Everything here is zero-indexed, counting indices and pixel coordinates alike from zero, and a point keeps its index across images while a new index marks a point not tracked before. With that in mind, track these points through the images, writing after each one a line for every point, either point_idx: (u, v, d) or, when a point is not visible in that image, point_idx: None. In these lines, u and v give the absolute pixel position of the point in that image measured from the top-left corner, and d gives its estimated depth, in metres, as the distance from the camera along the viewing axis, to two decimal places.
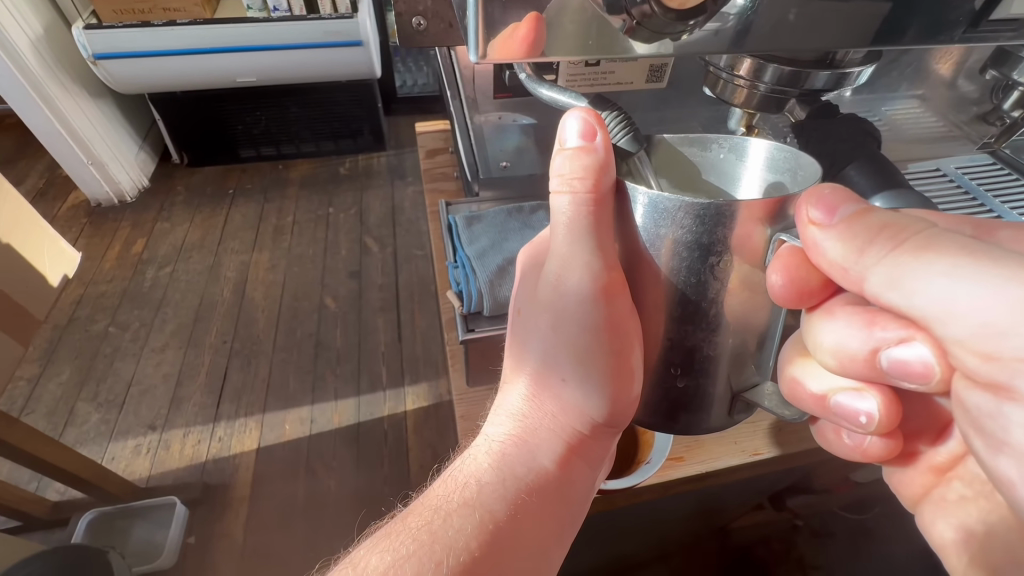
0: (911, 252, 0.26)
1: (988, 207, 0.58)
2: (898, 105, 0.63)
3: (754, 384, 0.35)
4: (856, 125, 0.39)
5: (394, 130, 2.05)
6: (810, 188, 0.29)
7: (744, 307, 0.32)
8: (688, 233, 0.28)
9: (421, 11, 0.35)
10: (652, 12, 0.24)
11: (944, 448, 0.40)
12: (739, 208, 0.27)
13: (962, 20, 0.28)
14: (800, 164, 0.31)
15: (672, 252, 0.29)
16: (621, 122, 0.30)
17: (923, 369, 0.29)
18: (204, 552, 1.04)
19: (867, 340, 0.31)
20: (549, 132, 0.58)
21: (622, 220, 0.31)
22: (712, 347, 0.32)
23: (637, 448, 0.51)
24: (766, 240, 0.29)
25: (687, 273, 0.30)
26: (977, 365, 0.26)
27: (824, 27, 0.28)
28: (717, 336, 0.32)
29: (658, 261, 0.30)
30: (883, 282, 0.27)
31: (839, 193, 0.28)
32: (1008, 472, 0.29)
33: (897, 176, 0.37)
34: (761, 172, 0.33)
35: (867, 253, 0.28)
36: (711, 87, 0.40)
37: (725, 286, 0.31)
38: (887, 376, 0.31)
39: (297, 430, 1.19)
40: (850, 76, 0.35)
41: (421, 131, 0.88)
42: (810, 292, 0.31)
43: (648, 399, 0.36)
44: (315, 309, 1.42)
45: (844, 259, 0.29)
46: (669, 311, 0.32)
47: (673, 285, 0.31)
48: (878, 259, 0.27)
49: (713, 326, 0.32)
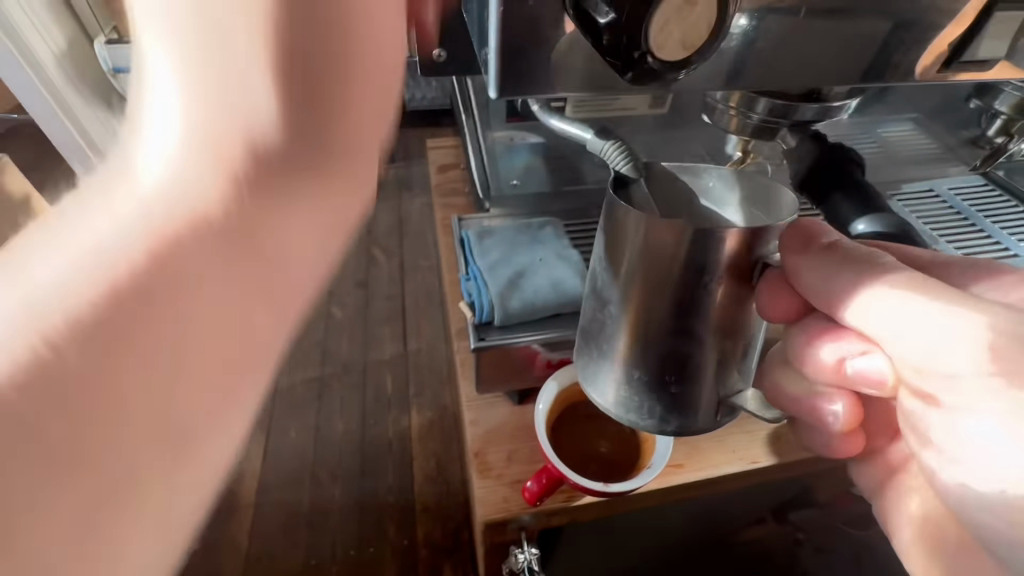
0: (870, 278, 0.30)
1: (981, 228, 0.61)
2: (891, 128, 0.67)
3: (737, 391, 0.38)
4: (841, 151, 0.40)
5: (402, 142, 2.08)
6: (791, 223, 0.34)
7: (732, 320, 0.35)
8: (687, 255, 0.32)
9: (441, 45, 0.38)
10: (644, 61, 0.27)
11: (899, 447, 0.42)
12: (724, 231, 0.32)
13: (939, 63, 0.33)
14: (782, 195, 0.34)
15: (672, 270, 0.33)
16: (622, 152, 0.34)
17: (878, 378, 0.32)
18: (208, 557, 1.07)
19: (833, 349, 0.34)
20: (559, 151, 0.61)
21: (609, 247, 0.35)
22: (704, 355, 0.35)
23: (637, 455, 0.52)
24: (750, 263, 0.34)
25: (683, 290, 0.34)
26: (912, 376, 0.30)
27: (803, 66, 0.32)
28: (708, 347, 0.35)
29: (658, 279, 0.34)
30: (848, 299, 0.31)
31: (817, 224, 0.31)
32: (931, 462, 0.32)
33: (881, 200, 0.39)
34: (752, 202, 0.36)
35: (833, 276, 0.32)
36: (708, 114, 0.42)
37: (717, 301, 0.34)
38: (850, 385, 0.34)
39: (301, 438, 1.22)
40: (835, 109, 0.37)
41: (433, 146, 0.91)
42: (793, 309, 0.35)
43: (646, 406, 0.37)
44: (322, 318, 1.45)
45: (817, 282, 0.32)
46: (666, 324, 0.35)
47: (670, 299, 0.34)
48: (844, 284, 0.31)
49: (704, 337, 0.35)
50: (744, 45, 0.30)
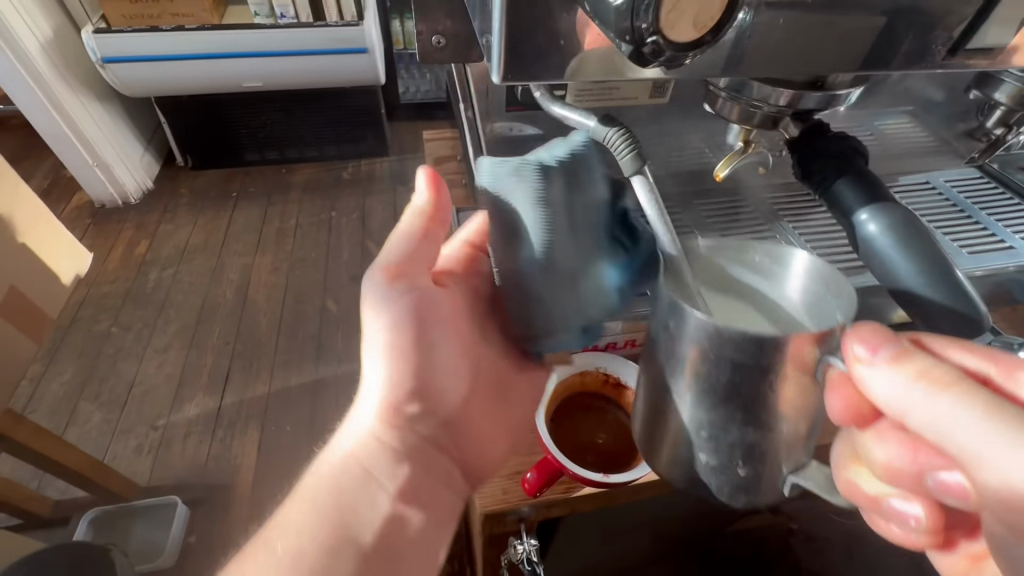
0: (951, 403, 0.27)
1: (980, 223, 0.62)
2: (889, 121, 0.65)
3: (800, 462, 0.35)
4: (841, 142, 0.40)
5: (397, 135, 2.07)
6: (854, 326, 0.29)
7: (801, 405, 0.31)
8: (742, 355, 0.28)
9: (440, 29, 0.37)
10: (654, 43, 0.26)
11: (977, 542, 0.38)
12: (785, 335, 0.27)
13: (942, 47, 0.33)
14: (832, 284, 0.31)
15: (726, 367, 0.30)
16: (626, 139, 0.33)
17: (962, 495, 0.30)
18: (203, 552, 1.07)
19: (913, 461, 0.31)
20: (557, 142, 0.60)
21: (667, 339, 0.31)
22: (771, 439, 0.32)
23: (640, 445, 0.53)
24: (815, 361, 0.29)
25: (742, 386, 0.30)
26: (1002, 511, 0.27)
27: (805, 53, 0.32)
28: (772, 433, 0.32)
29: (711, 373, 0.30)
30: (924, 424, 0.28)
31: (881, 333, 0.29)
32: None
33: (883, 191, 0.38)
34: (799, 283, 0.32)
35: (910, 396, 0.29)
36: (710, 104, 0.42)
37: (781, 394, 0.30)
38: (931, 494, 0.32)
39: (297, 432, 1.22)
40: (839, 98, 0.37)
41: (429, 138, 0.90)
42: (861, 409, 0.33)
43: (709, 480, 0.35)
44: (317, 312, 1.44)
45: (889, 396, 0.29)
46: (727, 414, 0.32)
47: (726, 392, 0.31)
48: (920, 402, 0.28)
49: (769, 425, 0.32)
50: (736, 41, 0.31)
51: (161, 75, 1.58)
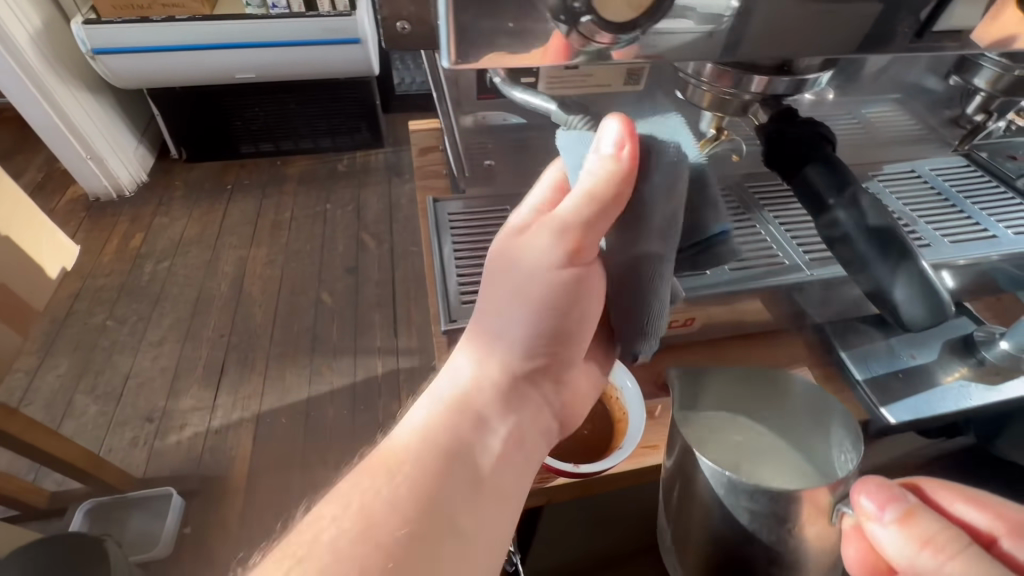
0: (945, 559, 0.34)
1: (966, 213, 0.61)
2: (875, 109, 0.64)
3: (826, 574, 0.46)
4: (812, 128, 0.39)
5: (391, 126, 2.05)
6: (862, 483, 0.39)
7: (820, 535, 0.42)
8: (761, 503, 0.41)
9: (406, 16, 0.36)
10: (588, 21, 0.26)
11: None
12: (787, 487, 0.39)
13: (910, 30, 0.32)
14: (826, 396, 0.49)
15: (748, 509, 0.42)
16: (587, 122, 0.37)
17: None
18: (199, 543, 1.08)
19: None
20: (538, 132, 0.60)
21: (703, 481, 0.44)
22: (793, 556, 0.43)
23: (614, 436, 0.53)
24: (829, 506, 0.40)
25: (763, 522, 0.42)
26: None
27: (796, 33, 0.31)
28: (794, 552, 0.43)
29: (739, 513, 0.43)
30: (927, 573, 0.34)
31: (887, 492, 0.37)
32: None
33: (851, 176, 0.38)
34: (806, 397, 0.51)
35: (916, 552, 0.35)
36: (682, 91, 0.42)
37: (798, 528, 0.42)
38: None
39: (292, 423, 1.22)
40: (808, 82, 0.37)
41: (415, 128, 0.89)
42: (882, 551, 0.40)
43: None
44: (312, 305, 1.44)
45: (900, 551, 0.36)
46: (757, 538, 0.43)
47: (751, 524, 0.43)
48: (924, 558, 0.35)
49: (791, 547, 0.43)
50: (736, 27, 0.30)
51: (152, 66, 1.57)
